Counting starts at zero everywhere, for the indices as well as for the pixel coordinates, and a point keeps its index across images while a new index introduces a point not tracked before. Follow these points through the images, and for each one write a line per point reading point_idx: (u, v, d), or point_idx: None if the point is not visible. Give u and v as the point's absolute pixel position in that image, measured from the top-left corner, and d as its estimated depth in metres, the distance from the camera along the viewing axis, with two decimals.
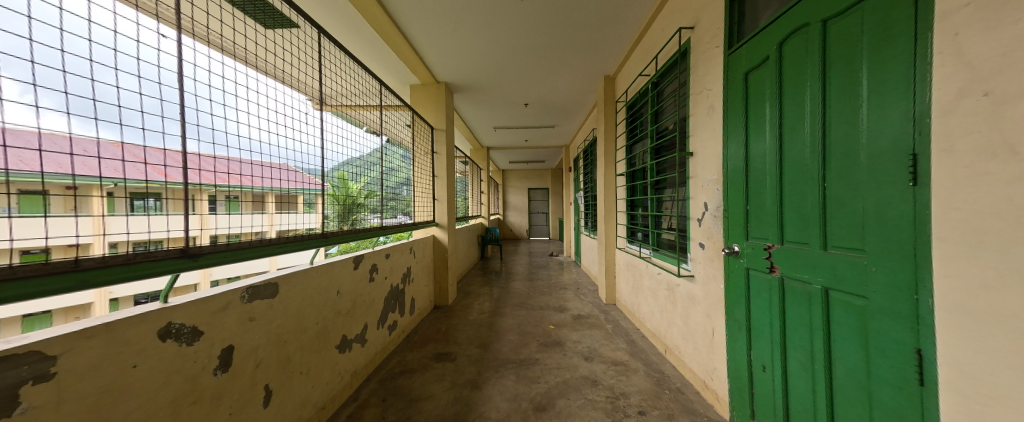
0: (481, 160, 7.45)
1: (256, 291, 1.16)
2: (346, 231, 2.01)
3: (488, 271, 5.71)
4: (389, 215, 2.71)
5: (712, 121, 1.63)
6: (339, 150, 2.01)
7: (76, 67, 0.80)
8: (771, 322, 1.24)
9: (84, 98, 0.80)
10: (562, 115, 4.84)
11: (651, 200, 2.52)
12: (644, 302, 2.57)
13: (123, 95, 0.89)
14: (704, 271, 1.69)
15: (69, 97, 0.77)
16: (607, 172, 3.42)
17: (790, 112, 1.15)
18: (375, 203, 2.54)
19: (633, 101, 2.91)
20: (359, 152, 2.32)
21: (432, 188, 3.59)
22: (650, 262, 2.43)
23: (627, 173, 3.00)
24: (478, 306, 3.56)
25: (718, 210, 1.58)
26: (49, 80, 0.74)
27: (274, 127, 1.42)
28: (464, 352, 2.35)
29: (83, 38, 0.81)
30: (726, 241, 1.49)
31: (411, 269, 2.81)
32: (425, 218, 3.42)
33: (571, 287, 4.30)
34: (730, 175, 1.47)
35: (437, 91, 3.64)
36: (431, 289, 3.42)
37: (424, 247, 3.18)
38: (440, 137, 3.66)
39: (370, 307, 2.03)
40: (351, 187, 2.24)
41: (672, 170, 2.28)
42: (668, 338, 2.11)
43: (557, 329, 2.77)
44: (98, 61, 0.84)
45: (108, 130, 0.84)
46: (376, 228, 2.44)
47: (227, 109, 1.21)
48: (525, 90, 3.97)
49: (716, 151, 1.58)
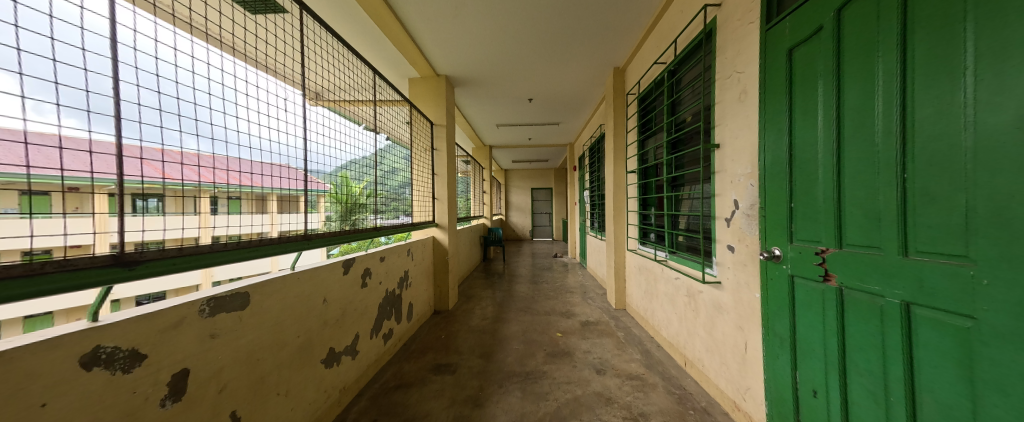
0: (482, 160, 7.28)
1: (220, 302, 0.99)
2: (347, 232, 1.95)
3: (490, 273, 5.53)
4: (390, 216, 2.60)
5: (744, 108, 1.44)
6: (333, 146, 1.87)
7: (68, 56, 0.77)
8: (825, 339, 1.06)
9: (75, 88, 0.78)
10: (567, 111, 4.66)
11: (666, 199, 2.32)
12: (660, 308, 2.38)
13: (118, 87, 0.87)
14: (734, 277, 1.50)
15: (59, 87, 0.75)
16: (617, 169, 3.24)
17: (852, 91, 0.97)
18: (378, 202, 2.46)
19: (645, 93, 2.73)
20: (364, 151, 2.28)
21: (432, 187, 3.43)
22: (666, 265, 2.24)
23: (639, 170, 2.82)
24: (480, 311, 3.38)
25: (752, 209, 1.39)
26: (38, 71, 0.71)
27: (272, 122, 1.40)
28: (465, 363, 2.18)
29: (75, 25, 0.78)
30: (763, 244, 1.31)
31: (409, 273, 2.64)
32: (424, 218, 3.25)
33: (578, 290, 4.11)
34: (769, 169, 1.28)
35: (437, 84, 3.46)
36: (430, 293, 3.25)
37: (422, 249, 3.01)
38: (440, 133, 3.48)
39: (362, 315, 1.86)
40: (352, 187, 2.11)
41: (692, 166, 2.08)
42: (689, 350, 1.92)
43: (564, 337, 2.59)
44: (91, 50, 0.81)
45: (100, 123, 0.82)
46: (375, 228, 2.30)
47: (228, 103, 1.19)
48: (530, 85, 3.79)
49: (750, 141, 1.40)
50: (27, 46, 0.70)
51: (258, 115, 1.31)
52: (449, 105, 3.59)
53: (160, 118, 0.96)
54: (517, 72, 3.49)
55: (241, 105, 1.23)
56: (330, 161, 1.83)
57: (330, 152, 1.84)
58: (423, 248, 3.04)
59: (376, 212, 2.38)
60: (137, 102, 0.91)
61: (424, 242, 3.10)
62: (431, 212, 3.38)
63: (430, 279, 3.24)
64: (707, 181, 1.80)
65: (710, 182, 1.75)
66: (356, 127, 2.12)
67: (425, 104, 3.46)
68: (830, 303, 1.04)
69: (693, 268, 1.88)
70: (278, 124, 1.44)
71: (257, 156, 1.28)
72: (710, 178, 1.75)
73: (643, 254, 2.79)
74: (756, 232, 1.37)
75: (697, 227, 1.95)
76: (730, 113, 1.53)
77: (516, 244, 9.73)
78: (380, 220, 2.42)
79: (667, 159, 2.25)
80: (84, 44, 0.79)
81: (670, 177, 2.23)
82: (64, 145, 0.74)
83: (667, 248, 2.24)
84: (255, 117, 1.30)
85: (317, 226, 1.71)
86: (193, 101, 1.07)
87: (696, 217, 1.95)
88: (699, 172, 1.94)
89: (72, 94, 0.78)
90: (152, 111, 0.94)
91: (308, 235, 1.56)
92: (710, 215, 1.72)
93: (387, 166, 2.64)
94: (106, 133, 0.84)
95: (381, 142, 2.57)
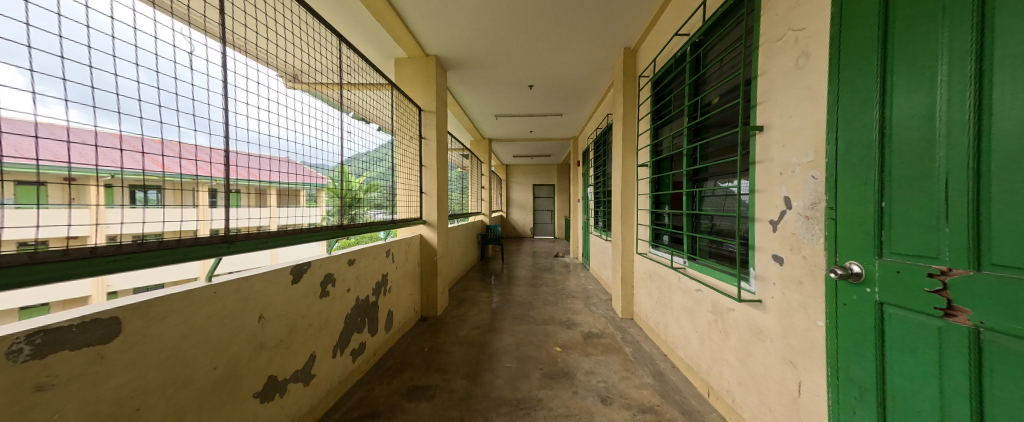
0: (481, 153, 6.96)
1: (66, 335, 0.74)
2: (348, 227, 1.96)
3: (488, 274, 5.22)
4: (389, 211, 2.58)
5: (804, 76, 1.08)
6: (320, 137, 1.76)
7: (75, 54, 0.81)
8: (938, 401, 0.73)
9: (84, 85, 0.82)
10: (571, 100, 4.29)
11: (686, 195, 1.98)
12: (676, 324, 2.04)
13: (121, 83, 0.89)
14: (783, 298, 1.16)
15: (68, 84, 0.78)
16: (626, 163, 2.90)
17: (1013, 31, 0.63)
18: (380, 197, 2.50)
19: (661, 75, 2.38)
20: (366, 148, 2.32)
21: (419, 180, 3.11)
22: (685, 275, 1.89)
23: (652, 162, 2.49)
24: (472, 317, 3.07)
25: (812, 210, 1.05)
26: (46, 67, 0.75)
27: (265, 115, 1.39)
28: (447, 386, 1.87)
29: (81, 25, 0.82)
30: (833, 257, 0.97)
31: (387, 276, 2.34)
32: (409, 215, 2.93)
33: (580, 295, 3.78)
34: (843, 157, 0.94)
35: (425, 66, 3.10)
36: (416, 297, 2.94)
37: (406, 249, 2.71)
38: (429, 120, 3.13)
39: (319, 331, 1.55)
40: (353, 182, 2.08)
41: (724, 155, 1.73)
42: (714, 378, 1.59)
43: (564, 353, 2.27)
44: (97, 48, 0.85)
45: (107, 119, 0.85)
46: (354, 225, 2.04)
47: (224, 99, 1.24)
48: (530, 68, 3.44)
49: (812, 120, 1.05)
50: (36, 45, 0.74)
51: (259, 112, 1.37)
52: (441, 90, 3.25)
53: (160, 113, 0.98)
54: (516, 55, 3.15)
55: (235, 101, 1.28)
56: (328, 157, 1.83)
57: (327, 147, 1.81)
58: (407, 248, 2.73)
59: (376, 207, 2.38)
60: (141, 99, 0.93)
61: (409, 241, 2.79)
62: (417, 207, 3.06)
63: (416, 282, 2.92)
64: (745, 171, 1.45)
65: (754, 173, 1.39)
66: (338, 114, 1.90)
67: (413, 88, 3.11)
68: (951, 347, 0.71)
69: (725, 280, 1.53)
70: (279, 120, 1.45)
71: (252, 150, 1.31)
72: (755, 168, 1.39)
73: (654, 258, 2.46)
74: (819, 241, 1.02)
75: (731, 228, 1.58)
76: (782, 83, 1.18)
77: (516, 243, 9.41)
78: (385, 215, 2.52)
79: (688, 148, 1.91)
80: (87, 42, 0.83)
81: (691, 170, 1.89)
82: (73, 140, 0.79)
83: (687, 254, 1.88)
84: (250, 111, 1.33)
85: (320, 220, 1.73)
86: (191, 96, 1.09)
87: (728, 217, 1.59)
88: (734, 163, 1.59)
89: (80, 91, 0.81)
90: (154, 108, 0.97)
91: (228, 237, 1.18)
92: (751, 215, 1.37)
93: (375, 159, 2.49)
94: (110, 127, 0.87)
95: (370, 132, 2.37)
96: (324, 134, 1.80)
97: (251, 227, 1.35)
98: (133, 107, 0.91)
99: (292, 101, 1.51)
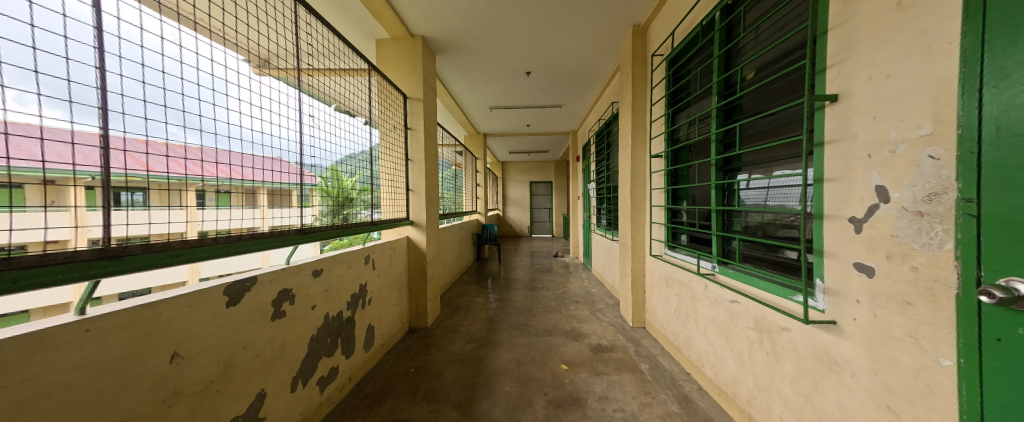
0: (476, 149, 6.63)
1: None
2: (337, 227, 1.83)
3: (484, 276, 4.92)
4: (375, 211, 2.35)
5: (918, 20, 0.79)
6: (286, 126, 1.51)
7: None
8: None
9: None
10: (573, 88, 3.98)
11: (715, 188, 1.69)
12: (703, 338, 1.76)
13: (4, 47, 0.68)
14: (879, 321, 0.87)
15: None
16: (636, 154, 2.61)
17: None
18: (371, 198, 2.30)
19: (679, 51, 2.09)
20: (347, 141, 2.06)
21: (406, 176, 2.79)
22: (719, 284, 1.58)
23: (667, 152, 2.24)
24: (466, 328, 2.77)
25: (928, 205, 0.77)
26: None
27: (220, 99, 1.17)
28: (436, 419, 1.56)
29: None
30: (977, 269, 0.68)
31: (367, 287, 2.03)
32: (394, 215, 2.61)
33: (584, 300, 3.49)
34: (1000, 123, 0.64)
35: (411, 48, 2.77)
36: (403, 307, 2.64)
37: (391, 254, 2.42)
38: (416, 109, 2.81)
39: (275, 362, 1.24)
40: (343, 182, 1.93)
41: (764, 140, 1.43)
42: (760, 411, 1.31)
43: (571, 372, 1.99)
44: None
45: None
46: (323, 227, 1.71)
47: (167, 78, 1.01)
48: (529, 53, 3.12)
49: (931, 79, 0.76)
50: None
51: (209, 94, 1.14)
52: (430, 77, 2.94)
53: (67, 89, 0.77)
54: (513, 38, 2.86)
55: (233, 98, 1.22)
56: (319, 154, 1.75)
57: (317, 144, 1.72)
58: (392, 253, 2.44)
59: (367, 207, 2.19)
60: (38, 70, 0.73)
61: (393, 245, 2.49)
62: (403, 207, 2.75)
63: (402, 290, 2.62)
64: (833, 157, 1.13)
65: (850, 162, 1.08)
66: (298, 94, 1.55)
67: (397, 73, 2.78)
68: None
69: (780, 293, 1.22)
70: (250, 109, 1.29)
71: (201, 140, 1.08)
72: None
73: (672, 261, 2.18)
74: (952, 248, 0.72)
75: (793, 229, 1.26)
76: (878, 34, 0.88)
77: (513, 242, 9.12)
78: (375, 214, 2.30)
79: (718, 132, 1.63)
80: None
81: (722, 157, 1.61)
82: None
83: (721, 258, 1.58)
84: (244, 108, 1.26)
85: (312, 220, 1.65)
86: (181, 91, 1.05)
87: (789, 213, 1.27)
88: (794, 146, 1.27)
89: None
90: (59, 82, 0.77)
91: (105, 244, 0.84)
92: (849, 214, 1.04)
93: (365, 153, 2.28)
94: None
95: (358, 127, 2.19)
96: (288, 122, 1.52)
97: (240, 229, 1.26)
98: (28, 80, 0.71)
99: (257, 85, 1.31)
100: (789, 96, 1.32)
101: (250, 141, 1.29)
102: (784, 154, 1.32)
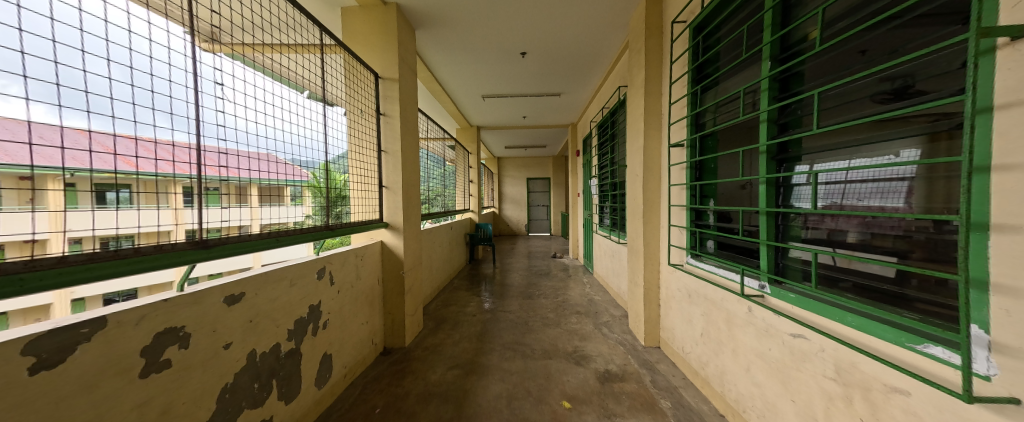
0: (468, 143, 6.23)
1: None
2: (329, 227, 1.85)
3: (476, 281, 4.53)
4: (338, 213, 1.97)
5: None
6: (185, 98, 1.14)
7: None
8: None
9: None
10: (573, 73, 3.56)
11: (764, 182, 1.29)
12: (744, 376, 1.39)
13: None
14: None
15: None
16: (650, 145, 2.23)
17: None
18: (360, 194, 2.21)
19: (706, 15, 1.71)
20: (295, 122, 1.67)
21: (379, 170, 2.39)
22: (779, 312, 1.20)
23: (689, 140, 1.87)
24: (451, 349, 2.39)
25: None
26: None
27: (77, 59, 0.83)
28: None
29: None
30: None
31: (318, 308, 1.64)
32: (363, 217, 2.21)
33: (587, 311, 3.12)
34: None
35: (382, 19, 2.33)
36: (374, 326, 2.26)
37: (356, 264, 2.04)
38: (390, 91, 2.38)
39: None
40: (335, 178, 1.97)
41: (854, 114, 1.02)
42: None
43: (575, 412, 1.63)
44: None
45: None
46: (234, 239, 1.26)
47: None
48: (523, 28, 2.70)
49: None
50: None
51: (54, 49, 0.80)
52: (408, 55, 2.52)
53: None
54: (504, 10, 2.45)
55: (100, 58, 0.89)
56: (272, 144, 1.50)
57: (270, 133, 1.48)
58: (357, 263, 2.05)
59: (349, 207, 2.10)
60: None
61: (360, 253, 2.11)
62: (376, 206, 2.35)
63: (373, 304, 2.26)
64: (916, 138, 0.86)
65: (946, 146, 0.79)
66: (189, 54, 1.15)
67: (368, 48, 2.36)
68: None
69: (892, 339, 0.85)
70: (128, 73, 0.95)
71: (42, 113, 0.76)
72: (944, 134, 0.79)
73: (697, 271, 1.82)
74: None
75: (816, 231, 1.15)
76: None
77: (510, 241, 8.72)
78: (332, 218, 1.91)
79: (771, 108, 1.23)
80: None
81: (777, 141, 1.21)
82: None
83: (774, 276, 1.21)
84: (153, 84, 1.02)
85: (304, 219, 1.70)
86: (81, 66, 0.84)
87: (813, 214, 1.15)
88: (910, 121, 0.86)
89: None
90: None
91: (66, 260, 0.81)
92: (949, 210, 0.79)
93: (333, 144, 2.02)
94: None
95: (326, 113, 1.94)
96: (188, 93, 1.15)
97: (232, 229, 1.28)
98: None
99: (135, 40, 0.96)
100: (888, 55, 0.93)
101: (134, 118, 0.95)
102: (852, 140, 1.01)
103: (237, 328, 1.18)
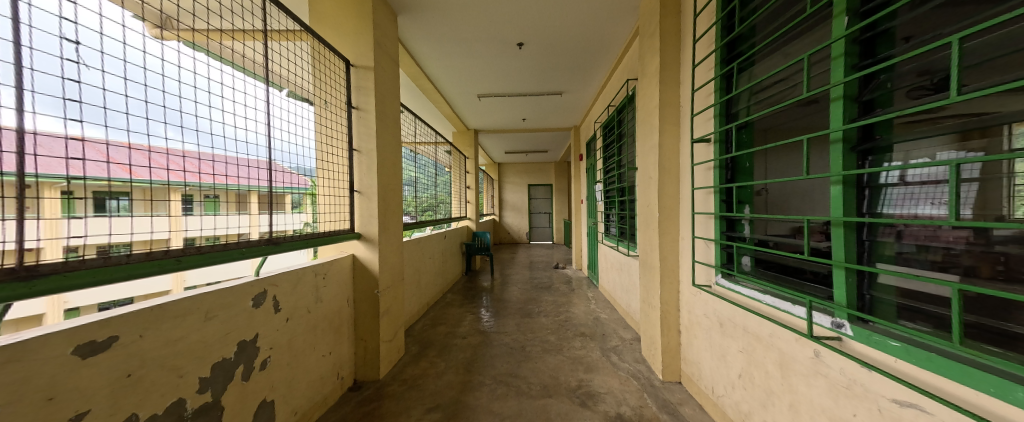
0: (465, 147, 5.95)
1: None
2: (300, 236, 1.64)
3: (472, 295, 4.17)
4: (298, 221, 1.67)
5: None
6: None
7: None
8: None
9: None
10: (575, 67, 3.25)
11: (839, 183, 0.94)
12: None
13: None
14: None
15: None
16: (666, 142, 1.89)
17: None
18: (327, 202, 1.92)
19: None
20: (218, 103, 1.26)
21: (352, 173, 2.07)
22: (874, 368, 0.84)
23: (717, 133, 1.54)
24: (432, 385, 2.01)
25: None
26: None
27: None
28: None
29: None
30: None
31: (251, 345, 1.29)
32: (329, 229, 1.90)
33: (592, 333, 2.74)
34: None
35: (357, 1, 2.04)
36: (342, 356, 1.92)
37: (315, 285, 1.71)
38: (365, 83, 2.07)
39: None
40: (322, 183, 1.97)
41: (998, 77, 0.66)
42: None
43: None
44: None
45: None
46: (98, 263, 0.86)
47: None
48: (519, 14, 2.41)
49: None
50: None
51: None
52: (387, 43, 2.24)
53: None
54: None
55: None
56: (172, 130, 1.07)
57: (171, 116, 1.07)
58: (316, 285, 1.71)
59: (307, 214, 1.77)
60: None
61: (322, 271, 1.77)
62: (347, 216, 2.03)
63: (341, 330, 1.92)
64: (947, 136, 0.74)
65: (977, 145, 0.69)
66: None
67: (341, 34, 2.07)
68: None
69: None
70: None
71: None
72: (976, 132, 0.69)
73: (730, 296, 1.46)
74: None
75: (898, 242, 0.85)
76: None
77: (511, 251, 8.37)
78: (286, 226, 1.59)
79: (846, 81, 0.89)
80: None
81: (860, 123, 0.87)
82: None
83: (861, 315, 0.86)
84: None
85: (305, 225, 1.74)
86: None
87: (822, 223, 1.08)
88: None
89: None
90: None
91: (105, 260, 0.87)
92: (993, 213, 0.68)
93: (278, 137, 1.58)
94: None
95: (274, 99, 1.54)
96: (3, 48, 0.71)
97: (230, 236, 1.28)
98: None
99: None
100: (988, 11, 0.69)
101: None
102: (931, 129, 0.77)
103: (103, 388, 0.85)
